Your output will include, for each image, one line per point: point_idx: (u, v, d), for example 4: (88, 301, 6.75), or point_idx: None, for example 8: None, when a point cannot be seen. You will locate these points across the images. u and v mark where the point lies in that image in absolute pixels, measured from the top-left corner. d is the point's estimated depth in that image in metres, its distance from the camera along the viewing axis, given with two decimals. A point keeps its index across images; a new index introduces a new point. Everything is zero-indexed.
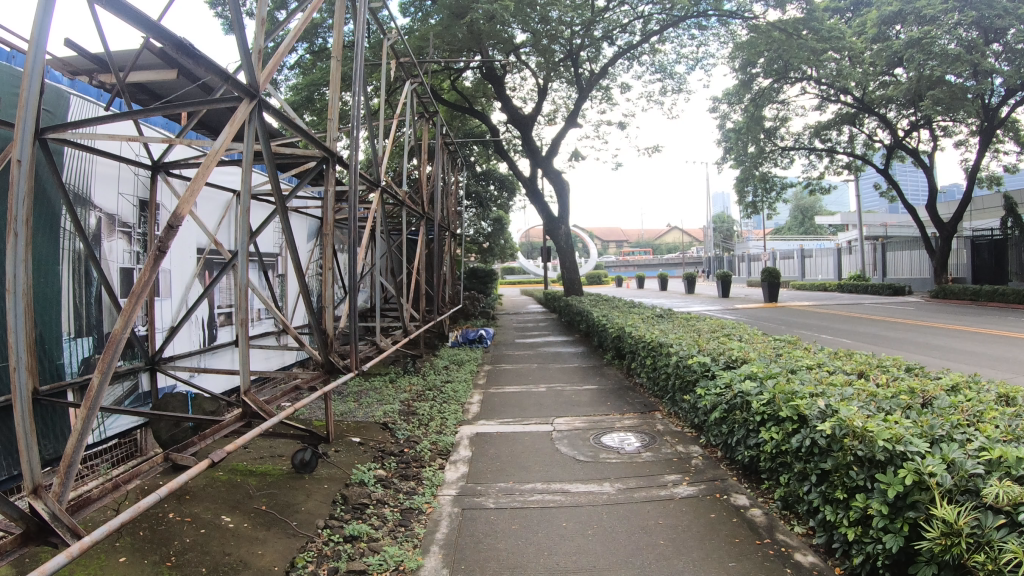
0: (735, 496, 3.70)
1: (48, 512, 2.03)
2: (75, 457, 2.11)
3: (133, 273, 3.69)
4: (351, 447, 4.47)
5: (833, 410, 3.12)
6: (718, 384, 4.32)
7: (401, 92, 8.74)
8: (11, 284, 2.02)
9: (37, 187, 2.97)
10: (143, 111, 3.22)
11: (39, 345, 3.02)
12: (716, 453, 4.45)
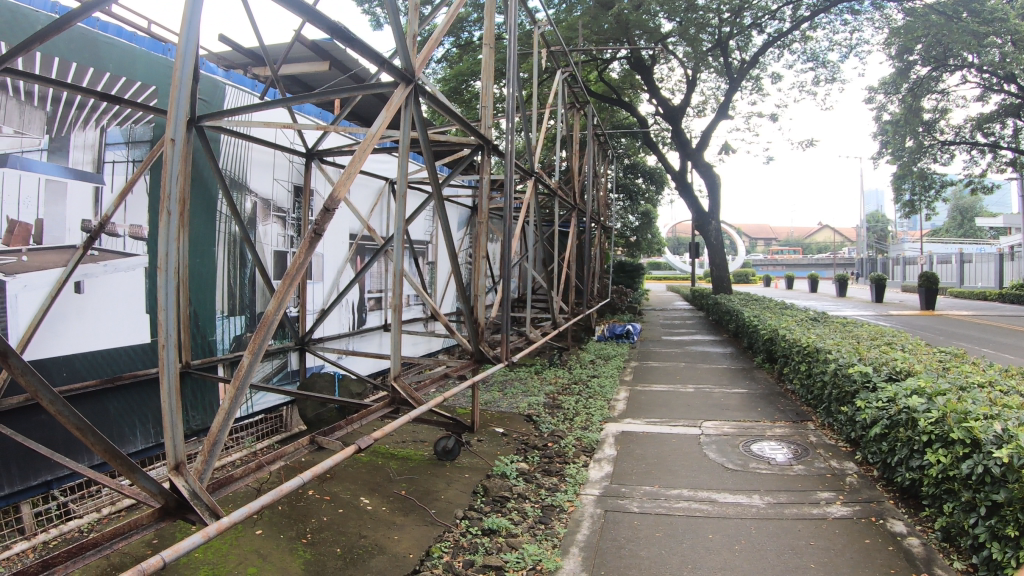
0: (891, 521, 3.30)
1: (188, 490, 2.03)
2: (218, 437, 2.11)
3: (286, 256, 3.77)
4: (495, 438, 4.42)
5: (1011, 435, 2.69)
6: (880, 398, 3.90)
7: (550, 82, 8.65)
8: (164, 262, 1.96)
9: (195, 173, 3.07)
10: (296, 99, 3.25)
11: (193, 322, 3.13)
12: (873, 472, 4.01)
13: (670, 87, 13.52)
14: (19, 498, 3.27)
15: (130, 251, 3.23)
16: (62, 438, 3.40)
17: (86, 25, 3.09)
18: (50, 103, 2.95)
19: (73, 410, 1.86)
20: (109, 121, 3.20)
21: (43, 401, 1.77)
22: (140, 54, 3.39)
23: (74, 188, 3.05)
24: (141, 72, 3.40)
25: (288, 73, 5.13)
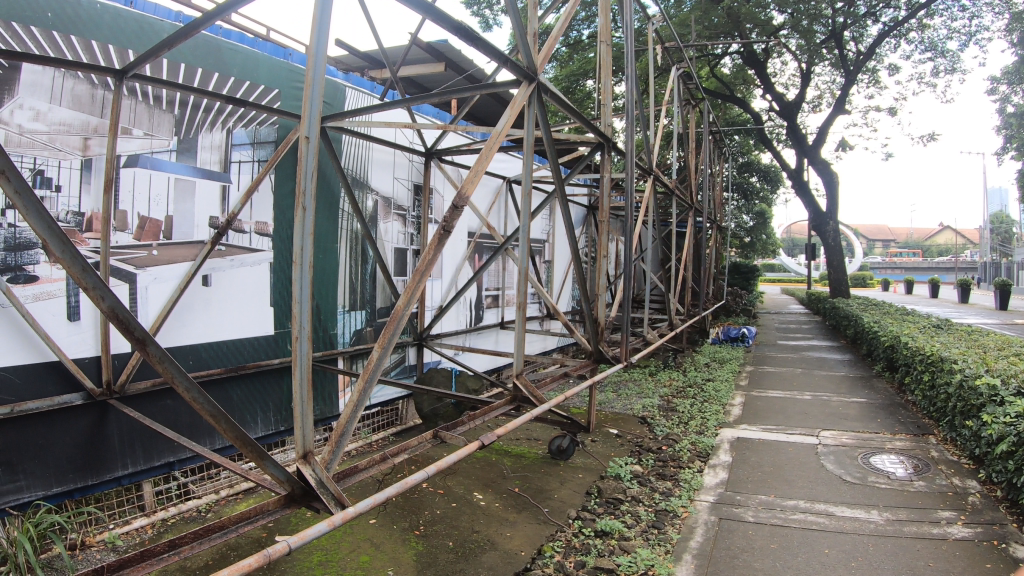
0: (1017, 546, 3.04)
1: (315, 479, 2.06)
2: (346, 428, 2.09)
3: (406, 253, 3.85)
4: (610, 439, 4.40)
5: None
6: (1007, 412, 3.61)
7: (661, 80, 8.54)
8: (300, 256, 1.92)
9: (319, 172, 3.18)
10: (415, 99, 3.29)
11: (317, 315, 3.23)
12: (997, 493, 3.68)
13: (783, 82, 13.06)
14: (142, 477, 3.46)
15: (255, 246, 3.37)
16: (185, 422, 3.57)
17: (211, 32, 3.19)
18: (179, 106, 3.09)
19: (209, 398, 1.88)
20: (234, 122, 3.31)
21: (178, 386, 1.82)
22: (261, 57, 3.49)
23: (202, 186, 3.19)
24: (262, 74, 3.50)
25: (408, 75, 5.28)
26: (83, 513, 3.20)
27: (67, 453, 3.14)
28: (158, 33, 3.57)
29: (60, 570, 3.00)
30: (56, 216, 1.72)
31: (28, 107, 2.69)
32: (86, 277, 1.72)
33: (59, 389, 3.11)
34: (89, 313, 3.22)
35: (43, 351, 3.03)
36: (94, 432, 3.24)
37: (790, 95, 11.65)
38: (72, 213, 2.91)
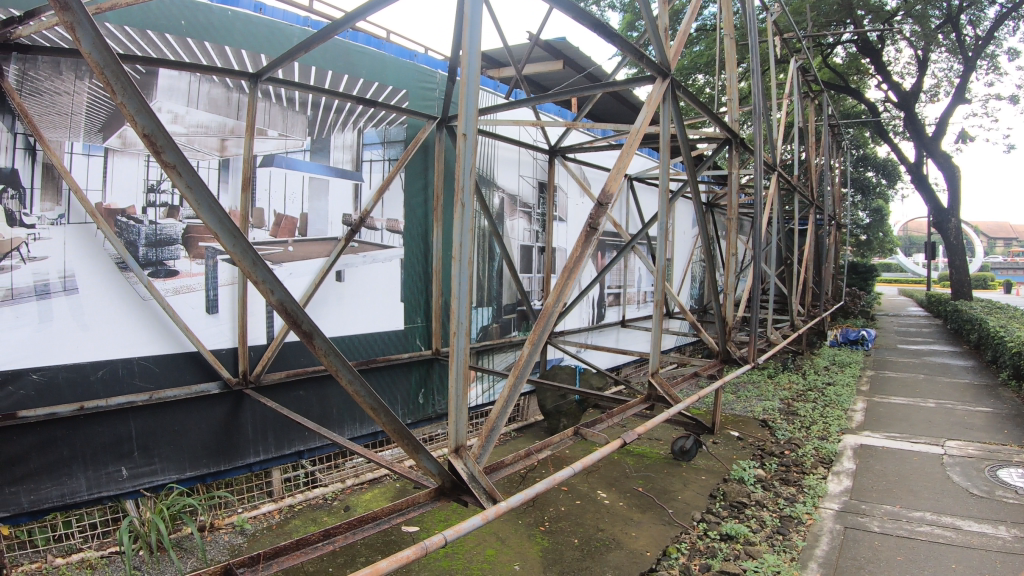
0: None
1: (467, 474, 2.22)
2: (496, 424, 2.24)
3: (531, 250, 3.94)
4: (732, 441, 4.38)
5: None
6: None
7: (776, 72, 8.36)
8: (459, 250, 2.06)
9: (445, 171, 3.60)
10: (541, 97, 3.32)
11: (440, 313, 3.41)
12: None
13: (900, 71, 12.49)
14: (272, 464, 3.61)
15: (386, 243, 3.46)
16: (317, 413, 3.68)
17: (341, 37, 3.29)
18: (310, 107, 3.19)
19: (369, 392, 2.08)
20: (365, 122, 3.39)
21: (339, 377, 1.97)
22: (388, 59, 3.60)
23: (335, 185, 3.29)
24: (389, 76, 3.59)
25: (525, 75, 5.35)
26: (213, 496, 3.36)
27: (200, 440, 3.31)
28: (288, 38, 3.71)
29: (190, 550, 3.16)
30: (226, 210, 1.81)
31: (166, 110, 3.03)
32: (256, 271, 1.85)
33: (197, 378, 3.29)
34: (227, 304, 3.36)
35: (182, 342, 3.25)
36: (229, 420, 3.40)
37: (904, 85, 11.15)
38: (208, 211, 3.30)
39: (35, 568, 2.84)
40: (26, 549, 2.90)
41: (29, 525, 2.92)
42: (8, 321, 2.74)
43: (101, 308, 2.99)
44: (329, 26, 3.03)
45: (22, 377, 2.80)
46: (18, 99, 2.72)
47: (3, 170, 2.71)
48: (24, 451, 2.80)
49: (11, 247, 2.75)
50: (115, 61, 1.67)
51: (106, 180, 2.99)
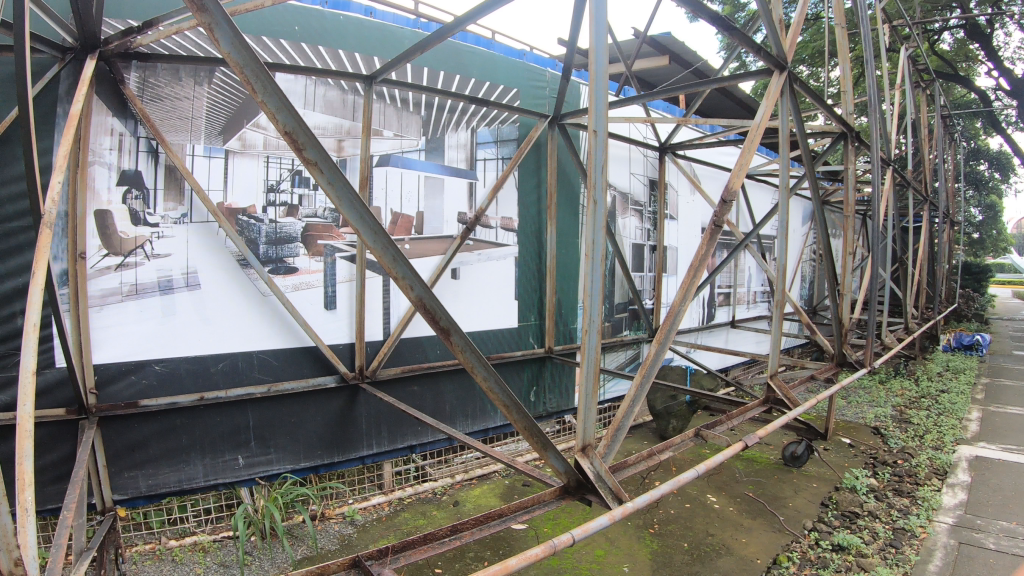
0: None
1: (594, 473, 2.42)
2: (623, 422, 2.56)
3: (642, 248, 4.79)
4: (843, 448, 4.32)
5: None
6: None
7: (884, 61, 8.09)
8: (593, 249, 2.24)
9: (565, 176, 4.14)
10: (650, 93, 3.31)
11: (559, 310, 4.14)
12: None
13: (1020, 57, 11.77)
14: (384, 458, 3.70)
15: (500, 241, 3.77)
16: (429, 408, 3.74)
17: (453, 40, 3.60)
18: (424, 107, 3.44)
19: (504, 390, 2.30)
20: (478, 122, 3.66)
21: (476, 374, 2.23)
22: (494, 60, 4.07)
23: (449, 183, 3.57)
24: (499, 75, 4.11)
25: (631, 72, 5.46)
26: (326, 487, 3.51)
27: (316, 432, 3.43)
28: (398, 40, 3.90)
29: (301, 537, 3.26)
30: (370, 209, 1.98)
31: None
32: (397, 266, 2.04)
33: (314, 372, 3.39)
34: (345, 300, 3.44)
35: (302, 336, 3.35)
36: (344, 413, 3.51)
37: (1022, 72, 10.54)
38: (329, 209, 3.40)
39: (148, 549, 3.04)
40: (141, 530, 3.12)
41: (144, 507, 3.14)
42: (134, 314, 2.94)
43: (225, 302, 3.15)
44: (445, 28, 3.15)
45: (146, 367, 2.99)
46: (140, 104, 2.90)
47: (128, 172, 2.90)
48: (144, 438, 3.00)
49: (136, 245, 2.94)
50: (256, 64, 1.78)
51: (227, 180, 3.12)
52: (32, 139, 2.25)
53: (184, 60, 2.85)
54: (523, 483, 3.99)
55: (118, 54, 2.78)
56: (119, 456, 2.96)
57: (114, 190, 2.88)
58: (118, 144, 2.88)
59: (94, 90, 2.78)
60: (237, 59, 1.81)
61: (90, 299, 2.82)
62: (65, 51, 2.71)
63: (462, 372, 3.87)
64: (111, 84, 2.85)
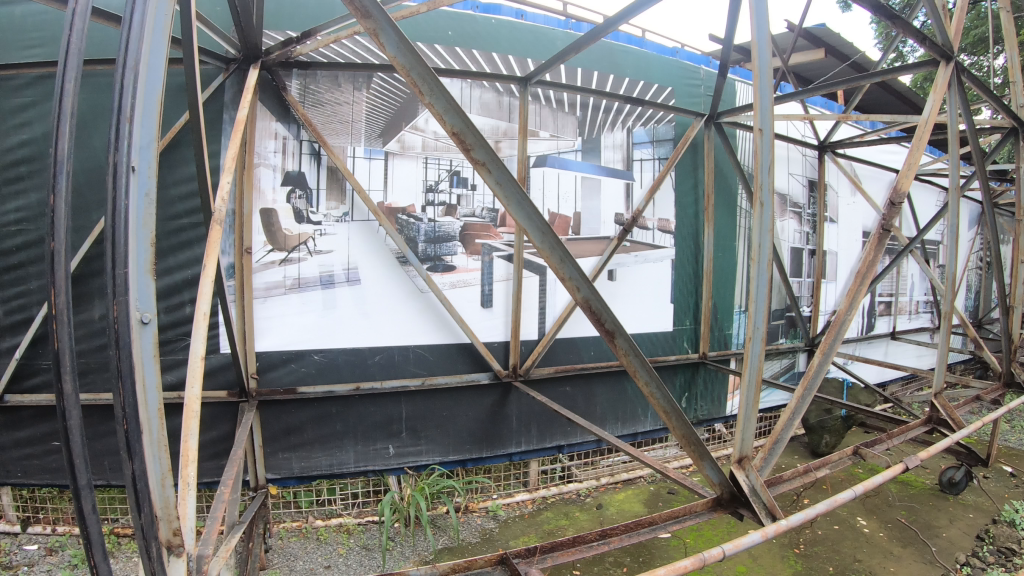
0: None
1: (749, 486, 2.35)
2: (782, 435, 2.47)
3: (802, 252, 4.70)
4: (1006, 478, 3.97)
5: None
6: None
7: None
8: (759, 253, 2.17)
9: (720, 180, 4.38)
10: (800, 90, 3.15)
11: (715, 314, 4.49)
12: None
13: None
14: (532, 456, 3.71)
15: (657, 243, 4.19)
16: (581, 408, 3.85)
17: (604, 40, 3.90)
18: (580, 109, 3.85)
19: (665, 396, 2.25)
20: (634, 122, 4.02)
21: (638, 378, 2.18)
22: (649, 57, 4.11)
23: (607, 183, 4.00)
24: (653, 73, 4.13)
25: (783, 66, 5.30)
26: (473, 481, 3.61)
27: (466, 426, 3.52)
28: (551, 41, 3.92)
29: (444, 528, 3.35)
30: (537, 209, 1.97)
31: None
32: (564, 268, 2.04)
33: (469, 368, 3.42)
34: (502, 299, 3.48)
35: (458, 333, 3.41)
36: (496, 410, 3.57)
37: None
38: (487, 208, 3.43)
39: (295, 526, 3.27)
40: (290, 508, 3.35)
41: (295, 487, 3.38)
42: (297, 306, 3.13)
43: (383, 297, 3.27)
44: (599, 28, 3.08)
45: (305, 357, 3.17)
46: (303, 109, 3.08)
47: (292, 173, 3.10)
48: (300, 422, 3.25)
49: (299, 241, 3.12)
50: (422, 66, 1.85)
51: (387, 181, 3.25)
52: (203, 143, 2.46)
53: (345, 66, 3.04)
54: (669, 491, 3.95)
55: (278, 63, 2.96)
56: (276, 438, 3.24)
57: (278, 190, 3.08)
58: (282, 148, 3.09)
59: (259, 98, 3.00)
60: (405, 63, 1.88)
61: (256, 291, 3.05)
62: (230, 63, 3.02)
63: (614, 374, 3.94)
64: (275, 90, 3.05)
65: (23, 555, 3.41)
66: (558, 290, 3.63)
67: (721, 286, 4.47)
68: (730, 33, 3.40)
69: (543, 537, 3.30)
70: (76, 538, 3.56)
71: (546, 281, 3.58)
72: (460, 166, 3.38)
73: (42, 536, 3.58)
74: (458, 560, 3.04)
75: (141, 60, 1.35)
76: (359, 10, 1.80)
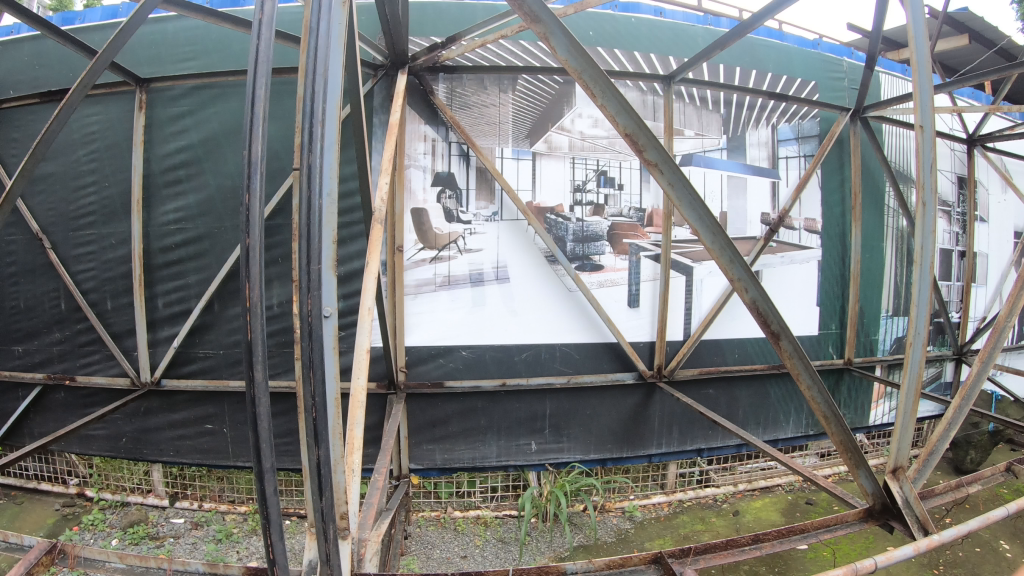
0: None
1: (902, 497, 2.22)
2: (937, 446, 2.33)
3: (951, 254, 4.43)
4: None
5: None
6: None
7: None
8: (922, 254, 2.07)
9: (868, 177, 4.19)
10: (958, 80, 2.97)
11: (861, 317, 4.28)
12: None
13: None
14: (672, 458, 3.67)
15: (803, 243, 4.07)
16: (723, 411, 3.81)
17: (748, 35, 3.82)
18: (724, 106, 3.84)
19: (824, 401, 2.16)
20: (779, 118, 3.92)
21: (801, 382, 2.11)
22: (790, 51, 3.97)
23: (753, 182, 3.95)
24: (796, 67, 3.99)
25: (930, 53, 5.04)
26: (612, 480, 3.63)
27: (608, 426, 3.52)
28: (692, 39, 3.85)
29: (580, 526, 3.37)
30: (708, 208, 1.96)
31: (588, 115, 3.37)
32: (734, 268, 2.02)
33: (614, 367, 3.42)
34: (649, 299, 3.45)
35: (605, 332, 3.41)
36: (639, 410, 3.56)
37: None
38: (635, 208, 3.42)
39: (433, 515, 3.39)
40: (429, 498, 3.48)
41: (436, 478, 3.50)
42: (446, 302, 3.24)
43: (532, 296, 3.32)
44: (745, 23, 3.01)
45: (454, 352, 3.27)
46: (450, 111, 3.18)
47: (441, 174, 3.21)
48: (446, 416, 3.36)
49: (449, 240, 3.23)
50: (595, 69, 1.87)
51: (536, 181, 3.32)
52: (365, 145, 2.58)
53: (489, 68, 3.12)
54: (808, 501, 3.76)
55: (426, 67, 3.08)
56: (421, 429, 3.36)
57: (429, 191, 3.21)
58: (432, 150, 3.21)
59: (407, 102, 3.13)
60: (576, 65, 1.92)
61: (408, 287, 3.20)
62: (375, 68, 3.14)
63: (758, 377, 3.85)
64: (422, 94, 3.18)
65: (170, 527, 3.72)
66: (706, 292, 3.58)
67: (867, 289, 4.26)
68: (880, 24, 3.24)
69: (679, 541, 3.26)
70: (221, 515, 3.83)
71: (693, 282, 3.55)
72: (607, 166, 3.39)
73: (189, 511, 3.86)
74: (594, 559, 3.04)
75: (324, 107, 1.69)
76: (529, 15, 1.84)
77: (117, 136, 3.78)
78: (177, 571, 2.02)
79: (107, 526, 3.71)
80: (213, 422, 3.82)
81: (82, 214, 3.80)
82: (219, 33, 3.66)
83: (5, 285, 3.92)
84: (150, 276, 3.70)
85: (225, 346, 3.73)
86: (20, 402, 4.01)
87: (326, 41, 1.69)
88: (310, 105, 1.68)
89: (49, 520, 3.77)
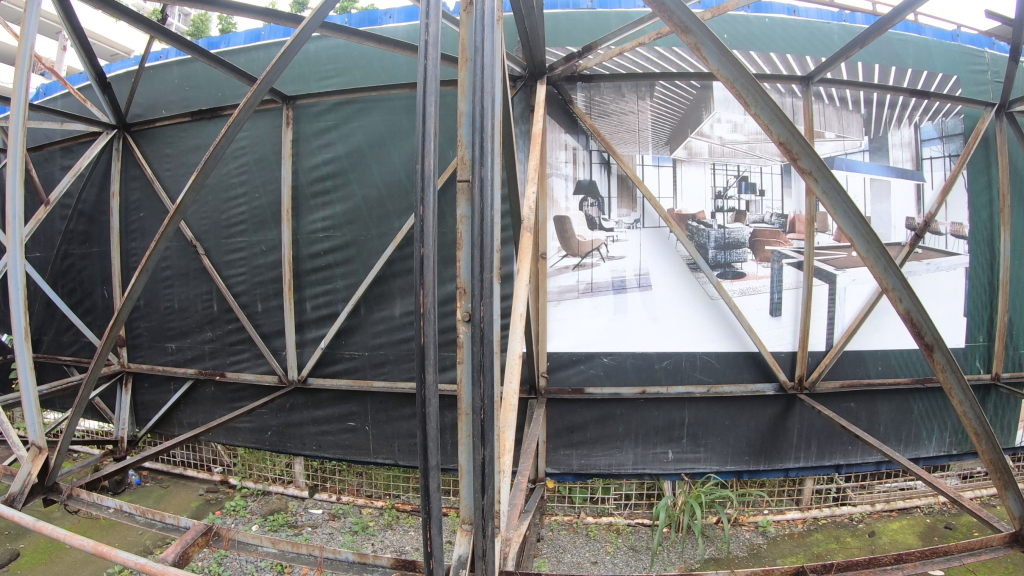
0: None
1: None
2: None
3: None
4: None
5: None
6: None
7: None
8: None
9: (1018, 177, 3.92)
10: None
11: (1011, 329, 3.99)
12: None
13: None
14: (809, 473, 3.55)
15: (951, 249, 3.83)
16: (864, 425, 3.65)
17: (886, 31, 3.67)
18: (865, 106, 3.71)
19: (978, 417, 1.97)
20: (921, 116, 3.74)
21: (954, 396, 1.94)
22: (929, 45, 3.77)
23: (899, 185, 3.76)
24: (936, 62, 3.79)
25: None
26: (746, 493, 3.58)
27: (746, 437, 3.46)
28: (828, 37, 3.72)
29: (713, 539, 3.32)
30: (866, 217, 1.83)
31: (727, 120, 3.34)
32: (889, 277, 1.86)
33: (754, 378, 3.35)
34: (793, 309, 3.36)
35: (745, 341, 3.34)
36: (777, 423, 3.47)
37: None
38: (777, 214, 3.34)
39: (566, 520, 3.44)
40: (563, 502, 3.55)
41: (570, 483, 3.58)
42: (589, 309, 3.30)
43: (674, 303, 3.31)
44: (885, 18, 2.88)
45: (595, 359, 3.33)
46: (590, 119, 3.24)
47: (583, 182, 3.27)
48: (585, 421, 3.42)
49: (592, 248, 3.28)
50: (747, 76, 1.79)
51: (677, 188, 3.31)
52: (513, 155, 2.59)
53: (626, 75, 3.19)
54: (947, 526, 3.51)
55: (563, 77, 3.16)
56: (559, 434, 3.44)
57: (571, 199, 3.28)
58: (572, 158, 3.27)
59: (547, 112, 3.21)
60: (727, 74, 1.83)
61: (551, 294, 3.28)
62: (514, 79, 3.22)
63: (900, 392, 3.66)
64: (561, 103, 3.24)
65: (308, 517, 3.91)
66: (849, 301, 3.45)
67: (1016, 298, 3.96)
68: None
69: (813, 560, 3.14)
70: (357, 508, 4.01)
71: (836, 291, 3.44)
72: (747, 171, 3.34)
73: (327, 502, 4.06)
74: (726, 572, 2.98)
75: (495, 120, 1.68)
76: (677, 26, 1.80)
77: (265, 150, 4.04)
78: (327, 558, 2.07)
79: (248, 512, 3.94)
80: (355, 420, 4.00)
81: (232, 223, 4.09)
82: (361, 51, 3.85)
83: (161, 287, 4.28)
84: (299, 280, 3.93)
85: (369, 348, 3.90)
86: (171, 394, 4.35)
87: (489, 61, 1.67)
88: (480, 122, 1.66)
89: (193, 503, 4.06)
